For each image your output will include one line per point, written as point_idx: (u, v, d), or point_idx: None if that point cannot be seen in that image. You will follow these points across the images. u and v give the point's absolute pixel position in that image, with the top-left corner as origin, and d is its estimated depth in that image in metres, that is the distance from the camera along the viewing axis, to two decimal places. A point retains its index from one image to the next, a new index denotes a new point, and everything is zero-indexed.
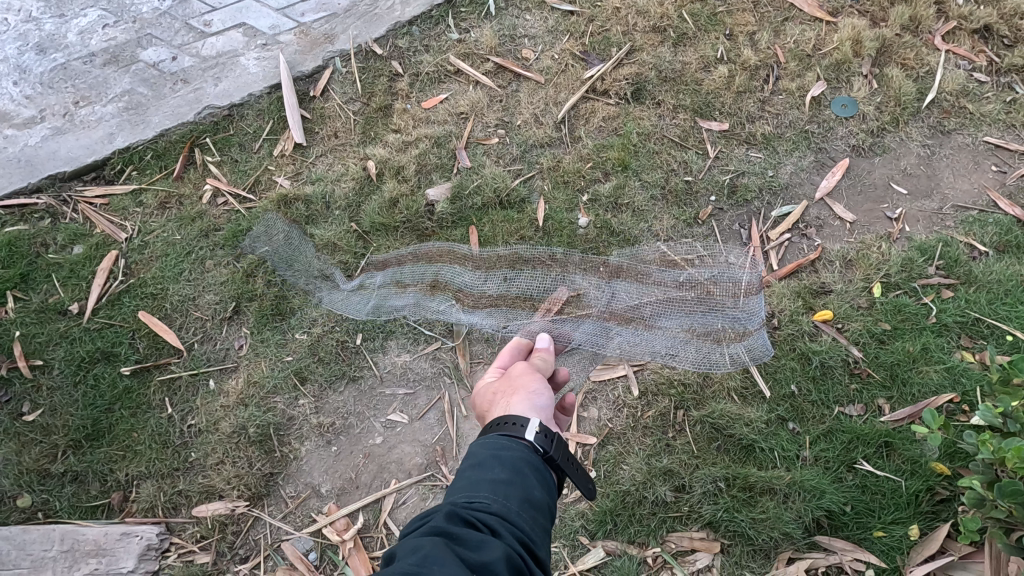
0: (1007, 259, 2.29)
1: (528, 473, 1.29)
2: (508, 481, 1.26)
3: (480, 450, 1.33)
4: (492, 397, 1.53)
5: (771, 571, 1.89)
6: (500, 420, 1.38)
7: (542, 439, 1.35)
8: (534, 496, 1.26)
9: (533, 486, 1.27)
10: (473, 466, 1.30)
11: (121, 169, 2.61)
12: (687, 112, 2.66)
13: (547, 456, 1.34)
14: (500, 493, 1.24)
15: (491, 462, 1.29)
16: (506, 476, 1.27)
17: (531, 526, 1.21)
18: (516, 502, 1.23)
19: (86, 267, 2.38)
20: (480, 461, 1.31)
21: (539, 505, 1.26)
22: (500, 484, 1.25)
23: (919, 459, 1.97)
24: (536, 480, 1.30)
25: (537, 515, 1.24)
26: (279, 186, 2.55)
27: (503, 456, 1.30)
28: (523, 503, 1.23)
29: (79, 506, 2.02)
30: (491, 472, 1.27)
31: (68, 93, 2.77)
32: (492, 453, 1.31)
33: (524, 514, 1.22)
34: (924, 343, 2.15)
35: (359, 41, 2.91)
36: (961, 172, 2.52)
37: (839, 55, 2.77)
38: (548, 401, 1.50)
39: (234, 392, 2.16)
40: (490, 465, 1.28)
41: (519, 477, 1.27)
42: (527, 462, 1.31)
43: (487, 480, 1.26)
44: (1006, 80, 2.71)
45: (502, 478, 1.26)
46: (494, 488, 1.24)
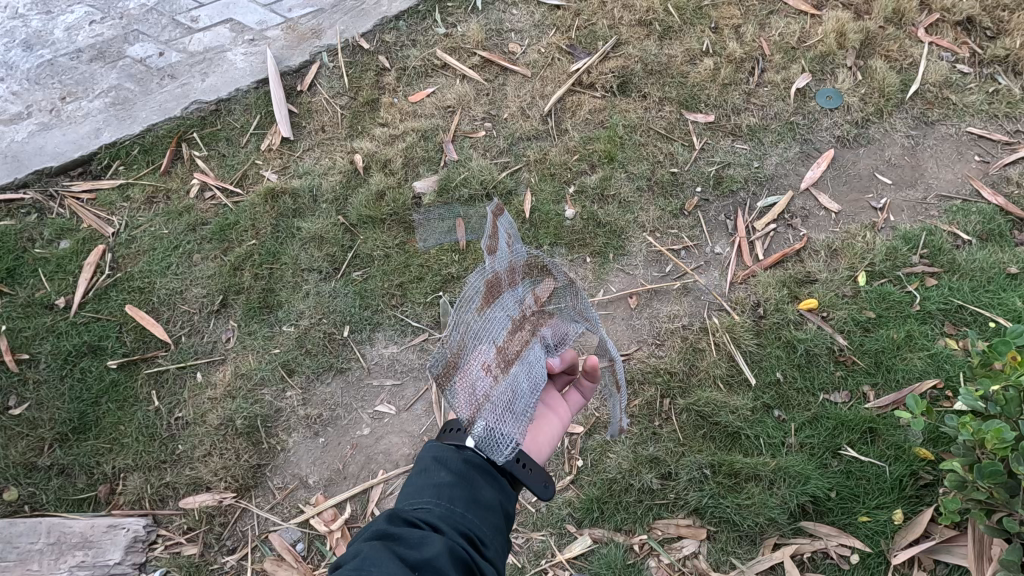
0: (989, 248, 2.30)
1: (473, 475, 1.37)
2: (452, 484, 1.35)
3: (427, 455, 1.41)
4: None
5: (758, 556, 1.90)
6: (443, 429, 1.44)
7: (483, 444, 1.39)
8: (479, 495, 1.34)
9: (479, 487, 1.36)
10: (420, 471, 1.39)
11: (109, 164, 2.61)
12: (673, 104, 2.68)
13: (492, 459, 1.41)
14: (444, 495, 1.32)
15: (435, 467, 1.37)
16: (450, 480, 1.35)
17: (476, 524, 1.29)
18: (461, 504, 1.32)
19: (73, 261, 2.38)
20: (427, 467, 1.39)
21: (485, 504, 1.34)
22: (445, 488, 1.34)
23: (903, 444, 1.98)
24: (483, 480, 1.38)
25: (483, 513, 1.32)
26: (266, 180, 2.55)
27: (448, 461, 1.39)
28: (468, 504, 1.32)
29: (66, 498, 2.02)
30: (436, 477, 1.36)
31: (55, 89, 2.77)
32: (438, 460, 1.40)
33: (469, 514, 1.30)
34: (907, 330, 2.16)
35: (347, 36, 2.92)
36: (944, 162, 2.53)
37: (824, 48, 2.79)
38: None
39: (222, 384, 2.16)
40: (435, 470, 1.37)
41: (464, 480, 1.36)
42: (472, 466, 1.38)
43: (432, 484, 1.35)
44: (989, 71, 2.73)
45: (447, 481, 1.35)
46: (439, 492, 1.33)
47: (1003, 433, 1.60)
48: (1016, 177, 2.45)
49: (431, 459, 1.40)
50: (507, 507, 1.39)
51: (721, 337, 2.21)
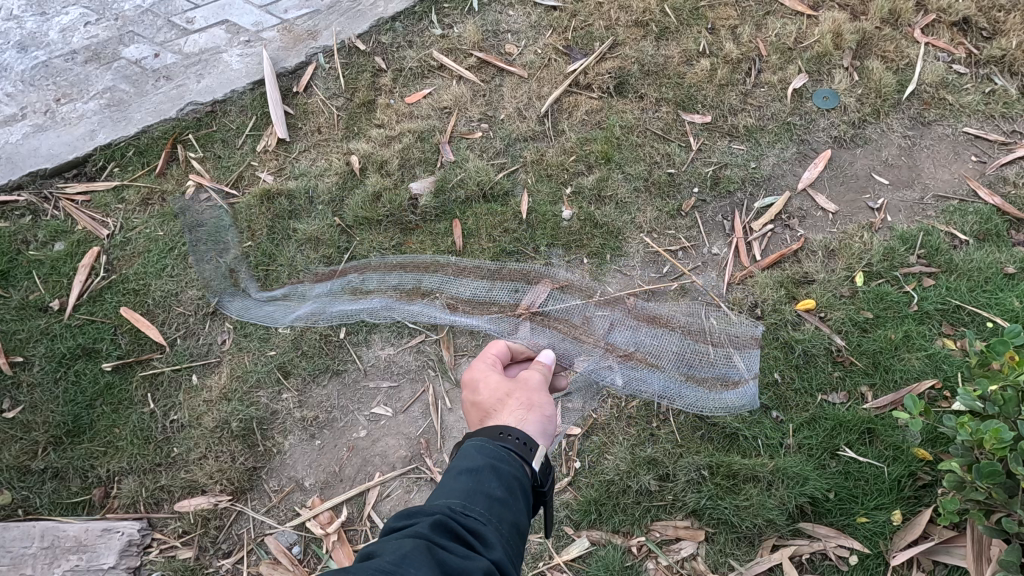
0: (987, 248, 2.30)
1: (520, 498, 1.28)
2: (502, 501, 1.24)
3: (480, 457, 1.30)
4: (504, 397, 1.49)
5: (756, 558, 1.89)
6: (501, 430, 1.36)
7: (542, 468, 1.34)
8: (523, 523, 1.25)
9: (523, 514, 1.26)
10: (471, 472, 1.27)
11: (103, 166, 2.60)
12: (669, 105, 2.68)
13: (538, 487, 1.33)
14: (493, 511, 1.21)
15: (490, 475, 1.26)
16: (502, 495, 1.24)
17: (514, 554, 1.20)
18: (506, 527, 1.21)
19: (68, 263, 2.37)
20: (479, 470, 1.27)
21: (524, 533, 1.24)
22: (494, 503, 1.23)
23: (901, 445, 1.97)
24: (525, 506, 1.29)
25: (519, 543, 1.23)
26: (262, 181, 2.54)
27: (502, 471, 1.28)
28: (511, 528, 1.22)
29: (60, 502, 2.01)
30: (487, 486, 1.24)
31: (50, 90, 2.76)
32: (491, 466, 1.28)
33: (510, 541, 1.20)
34: (905, 331, 2.16)
35: (343, 37, 2.92)
36: (941, 162, 2.53)
37: (820, 48, 2.79)
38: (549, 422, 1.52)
39: (217, 386, 2.15)
40: (489, 477, 1.26)
41: (513, 501, 1.25)
42: (522, 486, 1.29)
43: (481, 492, 1.23)
44: (985, 72, 2.73)
45: (498, 496, 1.24)
46: (489, 505, 1.21)
47: (1001, 433, 1.59)
48: (1012, 178, 2.45)
49: (486, 463, 1.28)
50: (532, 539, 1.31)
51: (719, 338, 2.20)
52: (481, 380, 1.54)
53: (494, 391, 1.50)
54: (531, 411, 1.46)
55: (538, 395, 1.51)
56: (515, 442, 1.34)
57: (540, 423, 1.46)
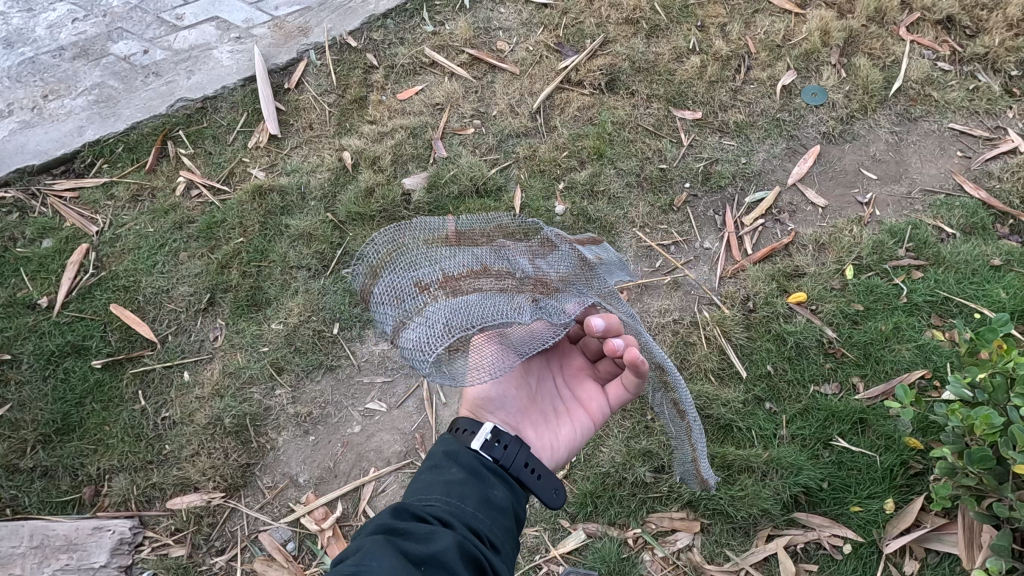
0: (973, 241, 2.33)
1: (485, 474, 1.33)
2: (463, 481, 1.30)
3: (437, 452, 1.38)
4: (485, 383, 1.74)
5: (751, 548, 1.90)
6: (453, 426, 1.44)
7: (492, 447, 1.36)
8: (492, 494, 1.29)
9: (492, 487, 1.31)
10: (431, 468, 1.34)
11: (92, 162, 2.58)
12: (660, 101, 2.70)
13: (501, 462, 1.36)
14: (455, 493, 1.27)
15: (446, 464, 1.33)
16: (462, 476, 1.31)
17: (489, 525, 1.24)
18: (472, 503, 1.26)
19: (56, 260, 2.35)
20: (437, 464, 1.35)
21: (497, 503, 1.29)
22: (455, 485, 1.28)
23: (893, 434, 1.99)
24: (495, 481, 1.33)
25: (496, 514, 1.27)
26: (253, 177, 2.53)
27: (457, 457, 1.35)
28: (479, 503, 1.27)
29: (49, 501, 1.98)
30: (446, 474, 1.31)
31: (37, 86, 2.73)
32: (448, 455, 1.35)
33: (480, 513, 1.25)
34: (896, 322, 2.18)
35: (334, 34, 2.91)
36: (927, 157, 2.57)
37: (809, 45, 2.82)
38: (509, 402, 1.65)
39: (210, 383, 2.14)
40: (446, 466, 1.33)
41: (476, 479, 1.31)
42: (485, 465, 1.35)
43: (442, 482, 1.30)
44: (969, 69, 2.78)
45: (458, 478, 1.30)
46: (449, 489, 1.28)
47: (992, 419, 1.61)
48: (997, 172, 2.49)
49: (441, 456, 1.36)
50: (518, 509, 1.34)
51: (712, 331, 2.21)
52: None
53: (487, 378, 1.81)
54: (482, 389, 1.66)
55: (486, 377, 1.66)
56: (464, 433, 1.40)
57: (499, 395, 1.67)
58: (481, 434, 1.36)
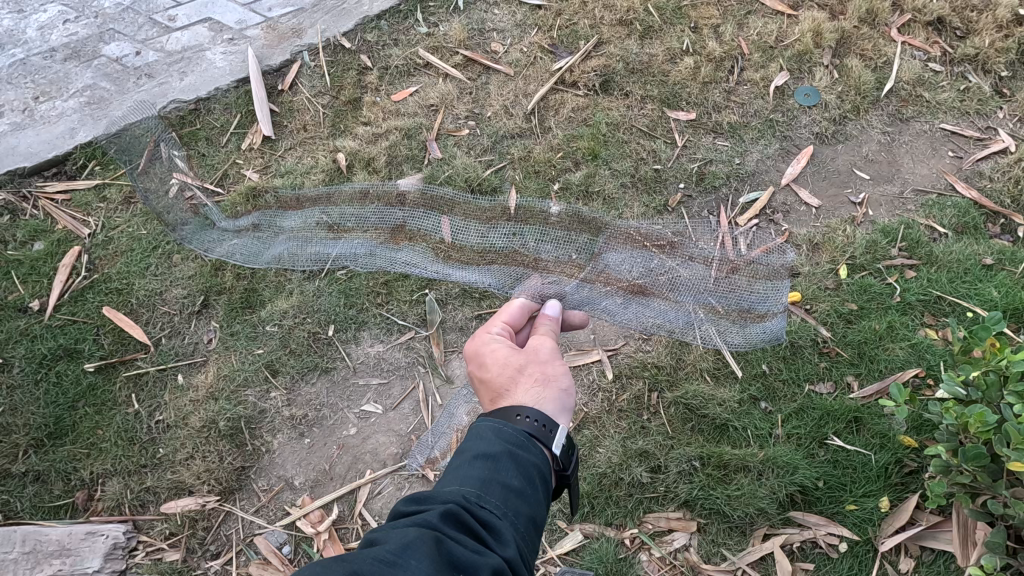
0: (965, 240, 2.35)
1: (538, 487, 1.22)
2: (520, 492, 1.18)
3: (499, 442, 1.24)
4: (521, 374, 1.38)
5: (748, 548, 1.90)
6: (517, 411, 1.29)
7: (564, 453, 1.31)
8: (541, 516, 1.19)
9: (541, 506, 1.20)
10: (489, 458, 1.21)
11: (84, 164, 2.56)
12: (654, 102, 2.71)
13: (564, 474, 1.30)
14: (511, 504, 1.15)
15: (507, 462, 1.20)
16: (519, 485, 1.18)
17: (529, 550, 1.14)
18: (522, 521, 1.15)
19: (48, 263, 2.32)
20: (496, 456, 1.21)
21: (542, 526, 1.19)
22: (512, 494, 1.16)
23: (888, 433, 2.00)
24: (543, 497, 1.23)
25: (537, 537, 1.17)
26: (247, 179, 2.52)
27: (520, 458, 1.22)
28: (527, 521, 1.16)
29: (42, 506, 1.96)
30: (505, 476, 1.18)
31: (28, 88, 2.71)
32: (511, 453, 1.22)
33: (526, 535, 1.15)
34: (889, 322, 2.19)
35: (327, 36, 2.90)
36: (919, 157, 2.59)
37: (801, 46, 2.83)
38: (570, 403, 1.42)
39: (204, 386, 2.12)
40: (506, 465, 1.20)
41: (531, 492, 1.19)
42: (540, 476, 1.23)
43: (499, 482, 1.17)
44: (960, 70, 2.80)
45: (516, 486, 1.18)
46: (506, 496, 1.15)
47: (985, 416, 1.62)
48: (988, 172, 2.51)
49: (503, 449, 1.23)
50: None
51: None
52: (489, 356, 1.43)
53: (504, 368, 1.39)
54: (551, 385, 1.37)
55: (553, 368, 1.41)
56: (532, 424, 1.28)
57: (557, 400, 1.37)
58: (561, 441, 1.28)
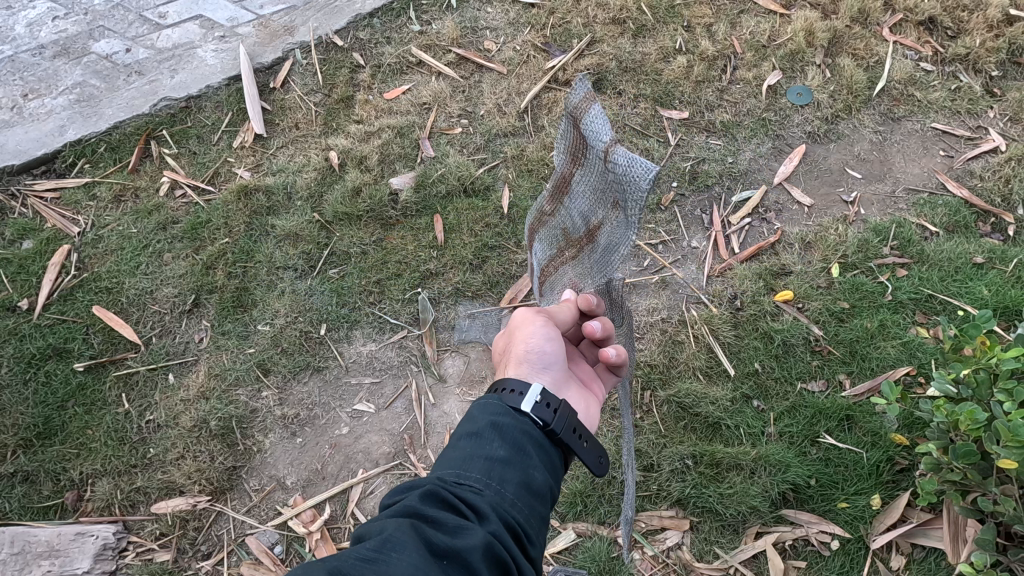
0: (956, 239, 2.36)
1: (528, 453, 1.24)
2: (506, 462, 1.20)
3: (481, 416, 1.28)
4: (501, 347, 1.63)
5: (740, 546, 1.91)
6: (497, 386, 1.34)
7: (546, 410, 1.31)
8: (534, 480, 1.21)
9: (532, 470, 1.22)
10: (473, 436, 1.25)
11: (74, 162, 2.54)
12: (647, 101, 2.71)
13: (548, 429, 1.29)
14: (495, 474, 1.18)
15: (489, 435, 1.23)
16: (504, 456, 1.21)
17: (526, 516, 1.16)
18: (512, 488, 1.17)
19: (37, 262, 2.31)
20: (480, 432, 1.25)
21: (537, 491, 1.21)
22: (496, 465, 1.19)
23: (880, 431, 2.01)
24: (537, 461, 1.25)
25: (535, 502, 1.19)
26: (238, 177, 2.51)
27: (503, 429, 1.25)
28: (519, 488, 1.18)
29: (31, 506, 1.94)
30: (488, 449, 1.22)
31: (16, 85, 2.69)
32: (493, 425, 1.26)
33: (519, 501, 1.16)
34: (881, 320, 2.20)
35: (320, 33, 2.89)
36: (910, 157, 2.60)
37: (793, 46, 2.84)
38: (548, 352, 1.54)
39: (195, 385, 2.11)
40: (489, 439, 1.23)
41: (518, 459, 1.21)
42: (529, 441, 1.26)
43: (483, 456, 1.21)
44: (951, 69, 2.81)
45: (500, 457, 1.21)
46: (489, 468, 1.19)
47: (976, 414, 1.63)
48: (979, 171, 2.52)
49: (486, 423, 1.27)
50: (556, 490, 1.27)
51: (699, 329, 2.22)
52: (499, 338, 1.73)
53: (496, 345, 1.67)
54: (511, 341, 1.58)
55: (520, 329, 1.58)
56: (511, 394, 1.32)
57: (526, 357, 1.53)
58: (532, 396, 1.30)
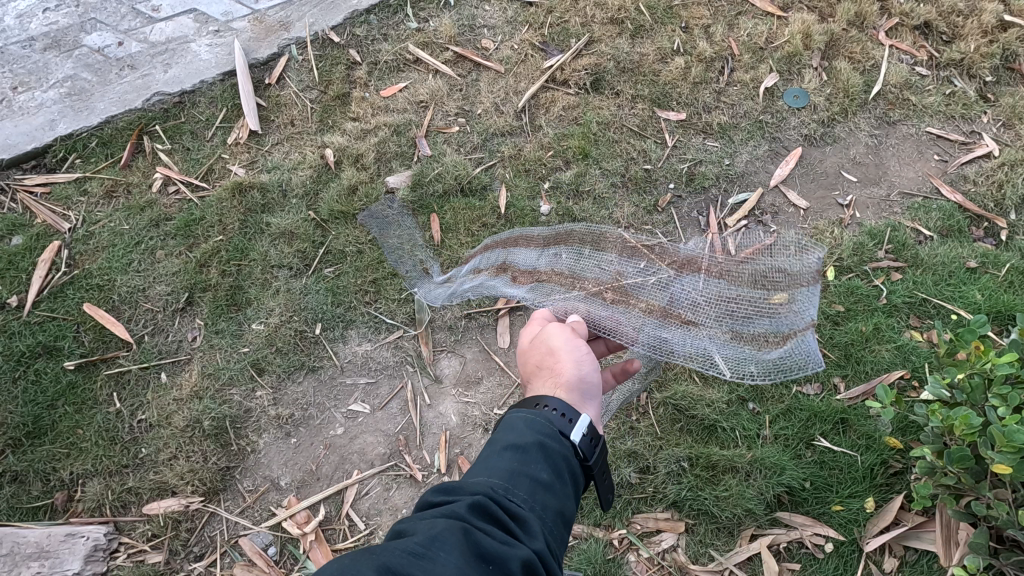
0: (950, 243, 2.38)
1: (567, 481, 1.23)
2: (549, 485, 1.19)
3: (530, 432, 1.25)
4: (532, 373, 1.46)
5: (736, 548, 1.91)
6: (540, 400, 1.30)
7: (588, 442, 1.29)
8: (568, 509, 1.20)
9: (568, 500, 1.21)
10: (520, 450, 1.22)
11: (64, 157, 2.50)
12: (645, 102, 2.70)
13: (586, 461, 1.29)
14: (538, 497, 1.16)
15: (538, 455, 1.21)
16: (548, 479, 1.19)
17: (557, 543, 1.16)
18: (551, 514, 1.16)
19: (26, 258, 2.27)
20: (528, 448, 1.22)
21: (570, 519, 1.20)
22: (541, 488, 1.17)
23: (874, 434, 2.02)
24: (572, 490, 1.24)
25: (566, 530, 1.19)
26: (232, 175, 2.48)
27: (552, 451, 1.23)
28: (557, 515, 1.17)
29: (19, 507, 1.91)
30: (536, 470, 1.19)
31: (6, 78, 2.64)
32: (544, 444, 1.23)
33: (555, 529, 1.16)
34: (875, 323, 2.21)
35: (316, 29, 2.86)
36: (905, 161, 2.61)
37: (791, 48, 2.84)
38: (595, 379, 1.42)
39: (188, 385, 2.08)
40: (536, 459, 1.21)
41: (560, 485, 1.20)
42: (569, 469, 1.24)
43: (529, 475, 1.18)
44: (945, 74, 2.83)
45: (545, 480, 1.19)
46: (534, 489, 1.16)
47: (970, 419, 1.64)
48: (973, 175, 2.54)
49: (534, 441, 1.23)
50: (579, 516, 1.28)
51: None
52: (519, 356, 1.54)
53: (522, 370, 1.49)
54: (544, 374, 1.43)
55: (557, 355, 1.42)
56: (557, 414, 1.28)
57: (574, 389, 1.39)
58: (582, 427, 1.27)
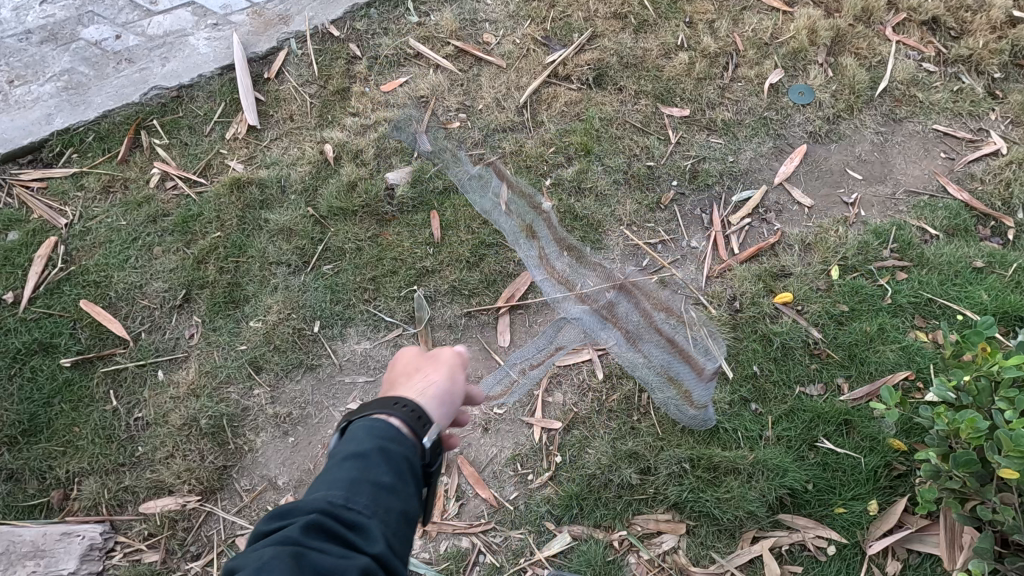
0: (956, 243, 2.35)
1: (409, 480, 1.17)
2: (392, 487, 1.13)
3: (369, 437, 1.18)
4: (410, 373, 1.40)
5: (737, 550, 1.89)
6: (398, 401, 1.24)
7: (434, 445, 1.24)
8: (412, 508, 1.15)
9: (412, 499, 1.15)
10: (355, 455, 1.15)
11: (61, 151, 2.48)
12: (648, 98, 2.67)
13: (427, 468, 1.23)
14: (382, 502, 1.10)
15: (377, 459, 1.14)
16: (392, 480, 1.13)
17: (404, 550, 1.11)
18: (395, 517, 1.11)
19: (23, 253, 2.25)
20: (367, 452, 1.16)
21: (413, 520, 1.15)
22: (383, 491, 1.12)
23: (877, 436, 2.00)
24: (416, 489, 1.18)
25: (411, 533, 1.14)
26: (231, 170, 2.45)
27: (392, 452, 1.16)
28: (399, 518, 1.12)
29: (15, 505, 1.90)
30: (377, 472, 1.13)
31: (2, 71, 2.62)
32: (383, 448, 1.16)
33: (398, 534, 1.11)
34: (880, 323, 2.19)
35: (316, 23, 2.83)
36: (912, 158, 2.57)
37: (796, 44, 2.81)
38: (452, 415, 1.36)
39: (185, 382, 2.07)
40: (375, 460, 1.14)
41: (402, 486, 1.14)
42: (411, 467, 1.18)
43: (370, 479, 1.12)
44: (953, 70, 2.79)
45: (387, 482, 1.13)
46: (376, 494, 1.11)
47: (977, 422, 1.62)
48: (980, 174, 2.51)
49: (373, 445, 1.16)
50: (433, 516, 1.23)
51: None
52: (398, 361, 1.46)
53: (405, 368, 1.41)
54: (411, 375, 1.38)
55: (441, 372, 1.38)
56: (407, 412, 1.23)
57: (436, 401, 1.33)
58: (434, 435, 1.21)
